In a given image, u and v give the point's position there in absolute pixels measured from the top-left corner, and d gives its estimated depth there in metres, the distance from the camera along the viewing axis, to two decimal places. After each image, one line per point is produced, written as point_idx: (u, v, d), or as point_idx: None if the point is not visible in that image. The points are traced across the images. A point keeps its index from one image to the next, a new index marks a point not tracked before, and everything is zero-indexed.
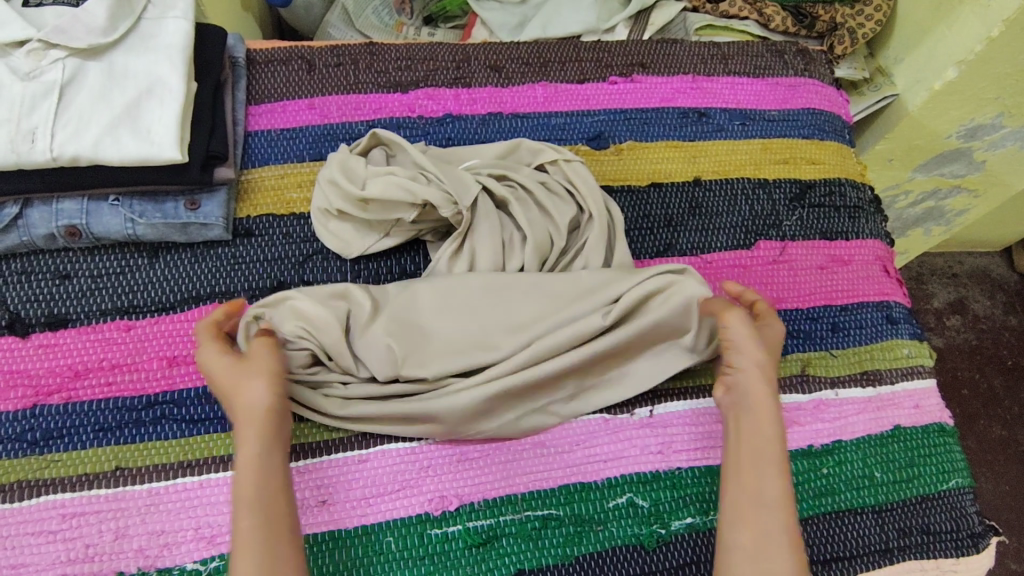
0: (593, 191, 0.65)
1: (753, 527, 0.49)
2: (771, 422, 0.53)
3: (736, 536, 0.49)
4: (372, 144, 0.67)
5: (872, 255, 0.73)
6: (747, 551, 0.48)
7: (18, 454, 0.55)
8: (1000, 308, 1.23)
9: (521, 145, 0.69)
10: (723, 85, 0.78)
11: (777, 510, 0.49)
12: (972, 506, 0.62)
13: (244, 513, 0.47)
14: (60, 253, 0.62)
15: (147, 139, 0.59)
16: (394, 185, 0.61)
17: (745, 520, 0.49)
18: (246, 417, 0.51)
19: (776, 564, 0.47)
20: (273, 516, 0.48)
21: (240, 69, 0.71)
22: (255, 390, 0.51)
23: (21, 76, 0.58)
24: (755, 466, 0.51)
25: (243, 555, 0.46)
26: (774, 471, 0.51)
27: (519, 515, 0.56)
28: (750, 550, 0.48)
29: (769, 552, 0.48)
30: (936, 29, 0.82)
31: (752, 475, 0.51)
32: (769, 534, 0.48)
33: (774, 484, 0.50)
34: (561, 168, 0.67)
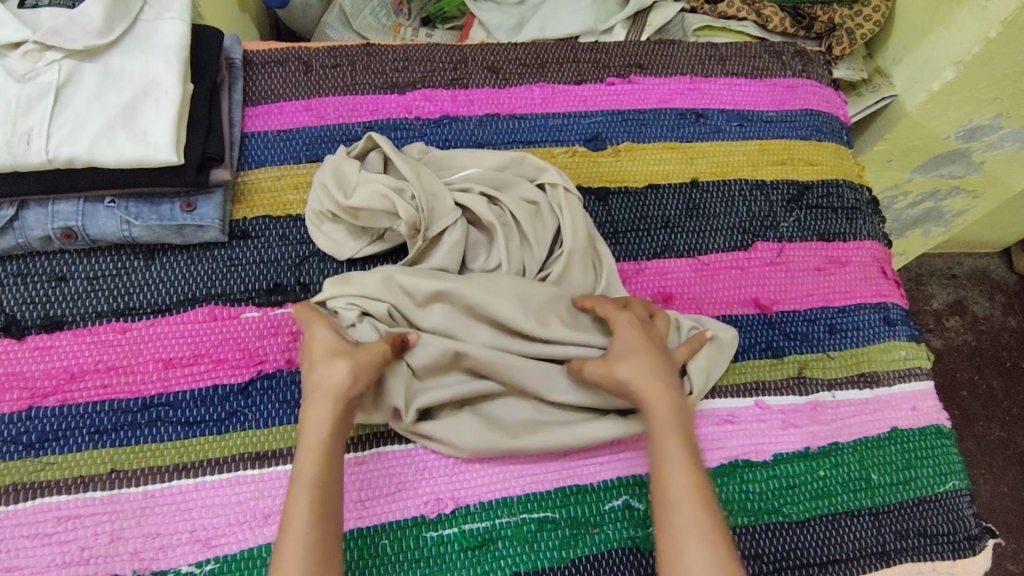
0: (576, 221, 0.63)
1: (669, 526, 0.48)
2: (666, 415, 0.53)
3: (661, 540, 0.49)
4: (370, 146, 0.66)
5: (870, 256, 0.73)
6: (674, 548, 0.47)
7: (13, 457, 0.55)
8: (1000, 309, 1.23)
9: (525, 159, 0.67)
10: (721, 86, 0.78)
11: (681, 501, 0.49)
12: (969, 508, 0.62)
13: (296, 491, 0.48)
14: (56, 255, 0.62)
15: (143, 141, 0.59)
16: (378, 197, 0.60)
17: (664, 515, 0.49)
18: (324, 395, 0.52)
19: (693, 558, 0.47)
20: (327, 518, 0.48)
21: (237, 70, 0.71)
22: (338, 369, 0.52)
23: (17, 77, 0.58)
24: (659, 468, 0.51)
25: (288, 533, 0.47)
26: (676, 467, 0.51)
27: (514, 518, 0.56)
28: (669, 549, 0.48)
29: (683, 550, 0.47)
30: (935, 29, 0.82)
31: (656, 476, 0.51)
32: (683, 531, 0.48)
33: (674, 479, 0.50)
34: (556, 192, 0.65)
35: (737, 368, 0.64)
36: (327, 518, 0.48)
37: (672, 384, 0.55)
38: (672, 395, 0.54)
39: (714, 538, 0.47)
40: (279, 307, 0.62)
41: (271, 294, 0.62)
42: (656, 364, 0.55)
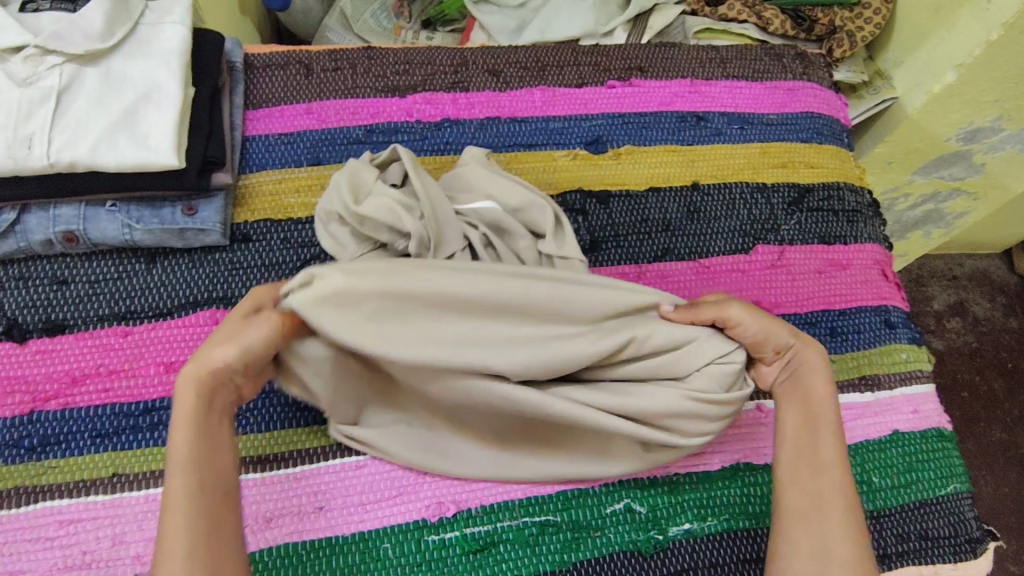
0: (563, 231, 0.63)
1: (796, 521, 0.49)
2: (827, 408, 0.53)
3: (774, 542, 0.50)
4: (392, 157, 0.64)
5: (871, 259, 0.73)
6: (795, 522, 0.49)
7: (14, 460, 0.55)
8: (1001, 311, 1.23)
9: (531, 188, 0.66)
10: (722, 89, 0.78)
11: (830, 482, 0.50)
12: (970, 511, 0.62)
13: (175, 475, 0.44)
14: (58, 259, 0.62)
15: (144, 144, 0.59)
16: (387, 209, 0.58)
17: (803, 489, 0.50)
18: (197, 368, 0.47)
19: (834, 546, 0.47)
20: (207, 500, 0.44)
21: (238, 73, 0.71)
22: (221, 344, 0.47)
23: (18, 82, 0.58)
24: (799, 463, 0.52)
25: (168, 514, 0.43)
26: (830, 450, 0.51)
27: (516, 522, 0.56)
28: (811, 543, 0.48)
29: (818, 543, 0.48)
30: (936, 31, 0.82)
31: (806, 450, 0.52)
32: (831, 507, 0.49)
33: (823, 455, 0.51)
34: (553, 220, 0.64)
35: None
36: (205, 498, 0.44)
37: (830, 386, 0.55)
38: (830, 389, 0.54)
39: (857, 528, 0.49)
40: None
41: None
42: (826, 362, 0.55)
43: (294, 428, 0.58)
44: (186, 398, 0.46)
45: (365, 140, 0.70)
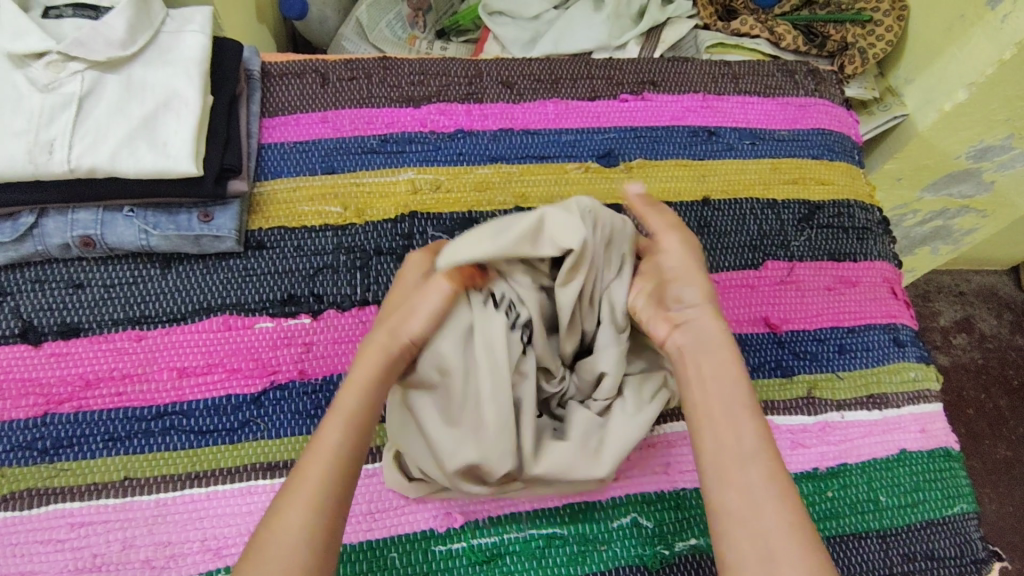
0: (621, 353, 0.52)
1: (742, 487, 0.46)
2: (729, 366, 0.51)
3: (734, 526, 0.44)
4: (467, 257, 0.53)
5: (880, 276, 0.73)
6: (736, 521, 0.45)
7: (28, 462, 0.56)
8: (1008, 328, 1.22)
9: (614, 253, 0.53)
10: (734, 104, 0.78)
11: (757, 460, 0.46)
12: (977, 532, 0.62)
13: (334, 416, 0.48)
14: (74, 262, 0.63)
15: (163, 152, 0.60)
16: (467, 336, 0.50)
17: (730, 479, 0.46)
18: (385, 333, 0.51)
19: (769, 518, 0.44)
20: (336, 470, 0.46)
21: (255, 82, 0.71)
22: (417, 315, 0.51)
23: (40, 87, 0.59)
24: (726, 423, 0.48)
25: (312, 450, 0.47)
26: (740, 417, 0.48)
27: (523, 534, 0.56)
28: (743, 513, 0.45)
29: (757, 513, 0.44)
30: (948, 49, 0.83)
31: (726, 428, 0.48)
32: (755, 488, 0.45)
33: (744, 421, 0.48)
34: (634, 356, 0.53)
35: None
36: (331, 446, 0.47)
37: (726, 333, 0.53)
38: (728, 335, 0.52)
39: (786, 493, 0.45)
40: (293, 318, 0.62)
41: (285, 304, 0.63)
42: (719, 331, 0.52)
43: (302, 434, 0.58)
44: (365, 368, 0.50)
45: (379, 150, 0.70)
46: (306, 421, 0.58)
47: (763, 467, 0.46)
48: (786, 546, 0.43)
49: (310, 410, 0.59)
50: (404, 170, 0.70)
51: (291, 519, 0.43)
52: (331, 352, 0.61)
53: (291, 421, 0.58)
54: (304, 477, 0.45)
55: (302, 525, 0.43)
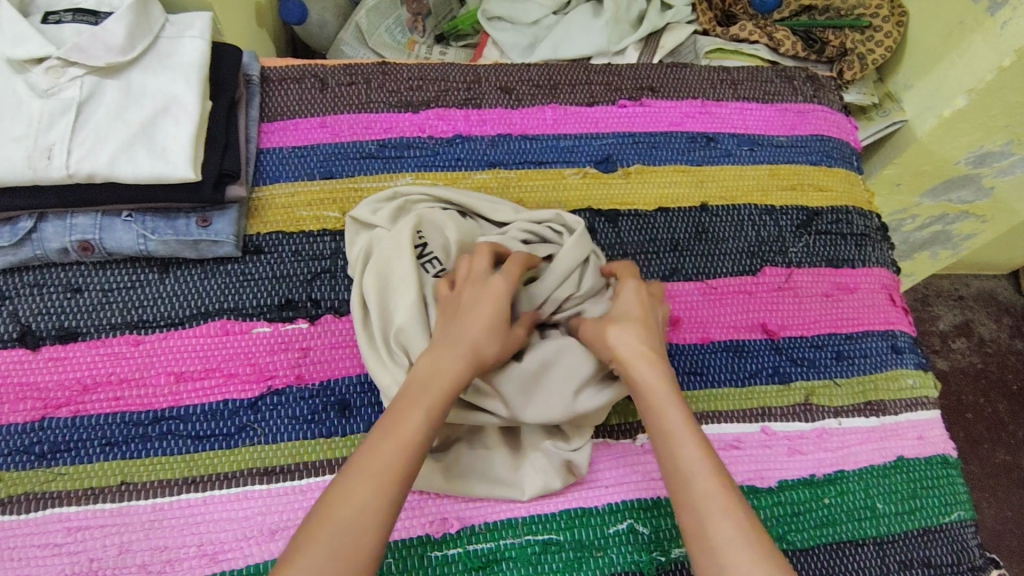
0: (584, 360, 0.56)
1: (688, 503, 0.45)
2: (665, 390, 0.50)
3: (692, 547, 0.44)
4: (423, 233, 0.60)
5: (878, 283, 0.73)
6: (695, 538, 0.44)
7: (26, 466, 0.56)
8: (1007, 332, 1.22)
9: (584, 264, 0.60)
10: (732, 110, 0.79)
11: (700, 473, 0.46)
12: (974, 539, 0.62)
13: (408, 411, 0.47)
14: (72, 267, 0.63)
15: (162, 158, 0.60)
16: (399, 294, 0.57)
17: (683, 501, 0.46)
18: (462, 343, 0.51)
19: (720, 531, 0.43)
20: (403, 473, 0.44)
21: (254, 86, 0.72)
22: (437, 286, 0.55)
23: (39, 93, 0.59)
24: (666, 447, 0.48)
25: (378, 442, 0.45)
26: (683, 431, 0.48)
27: (519, 540, 0.56)
28: (694, 531, 0.45)
29: (708, 527, 0.44)
30: (948, 56, 0.83)
31: (669, 451, 0.48)
32: (703, 503, 0.45)
33: (686, 442, 0.48)
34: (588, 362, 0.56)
35: (743, 394, 0.65)
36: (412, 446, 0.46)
37: (660, 355, 0.53)
38: (661, 361, 0.52)
39: (733, 504, 0.45)
40: (290, 323, 0.62)
41: (282, 309, 0.63)
42: (655, 352, 0.53)
43: (300, 439, 0.58)
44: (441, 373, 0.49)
45: (377, 155, 0.70)
46: (304, 426, 0.58)
47: (708, 480, 0.46)
48: (742, 558, 0.42)
49: (307, 415, 0.59)
50: (402, 176, 0.70)
51: (367, 499, 0.43)
52: (328, 357, 0.61)
53: (287, 425, 0.58)
54: (377, 461, 0.44)
55: (376, 505, 0.43)
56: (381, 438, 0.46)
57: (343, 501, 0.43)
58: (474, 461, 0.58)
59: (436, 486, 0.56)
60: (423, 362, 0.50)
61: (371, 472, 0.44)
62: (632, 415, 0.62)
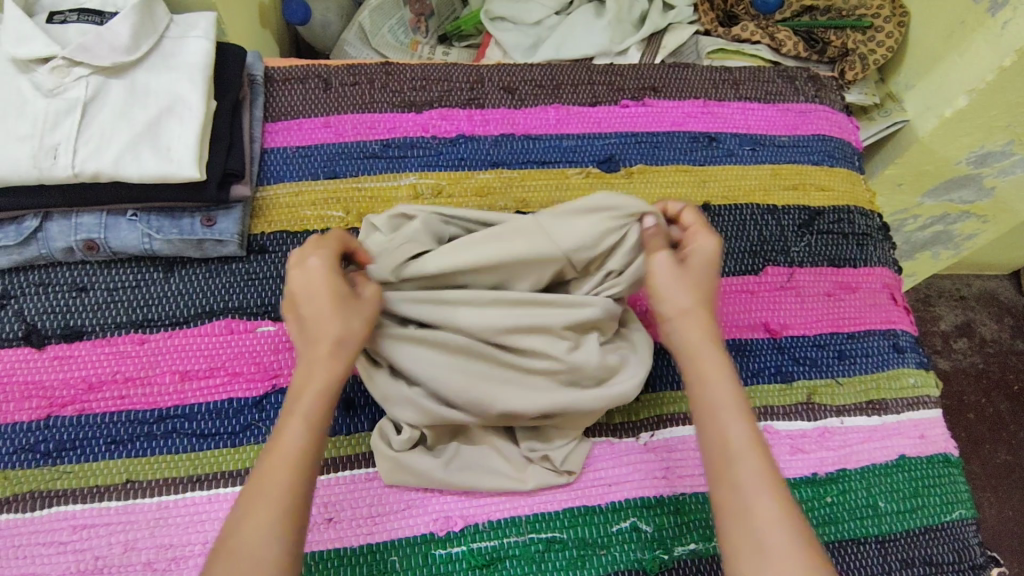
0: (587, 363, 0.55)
1: (729, 481, 0.45)
2: (712, 361, 0.50)
3: (727, 526, 0.44)
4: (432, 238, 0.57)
5: (880, 282, 0.73)
6: (731, 513, 0.44)
7: (32, 464, 0.56)
8: (1008, 332, 1.23)
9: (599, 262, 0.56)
10: (734, 110, 0.79)
11: (747, 454, 0.46)
12: (975, 537, 0.62)
13: (288, 424, 0.46)
14: (78, 266, 0.63)
15: (166, 157, 0.60)
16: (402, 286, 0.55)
17: (722, 478, 0.46)
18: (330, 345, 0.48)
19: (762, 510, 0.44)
20: (299, 484, 0.44)
21: (258, 86, 0.72)
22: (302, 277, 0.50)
23: (44, 93, 0.60)
24: (713, 418, 0.48)
25: (266, 461, 0.45)
26: (733, 413, 0.48)
27: (523, 538, 0.56)
28: (732, 506, 0.44)
29: (750, 504, 0.44)
30: (948, 56, 0.83)
31: (715, 425, 0.47)
32: (745, 481, 0.45)
33: (734, 421, 0.47)
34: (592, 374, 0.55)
35: (746, 393, 0.65)
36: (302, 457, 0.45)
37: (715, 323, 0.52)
38: (714, 333, 0.52)
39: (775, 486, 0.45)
40: None
41: None
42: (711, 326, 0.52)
43: None
44: (314, 378, 0.47)
45: (381, 155, 0.70)
46: None
47: (756, 474, 0.45)
48: (782, 538, 0.42)
49: None
50: (406, 175, 0.70)
51: (257, 524, 0.42)
52: None
53: None
54: (269, 482, 0.43)
55: (268, 524, 0.42)
56: (267, 457, 0.45)
57: (238, 532, 0.42)
58: (474, 455, 0.58)
59: (433, 477, 0.56)
60: (303, 374, 0.48)
61: (262, 495, 0.43)
62: (635, 413, 0.63)
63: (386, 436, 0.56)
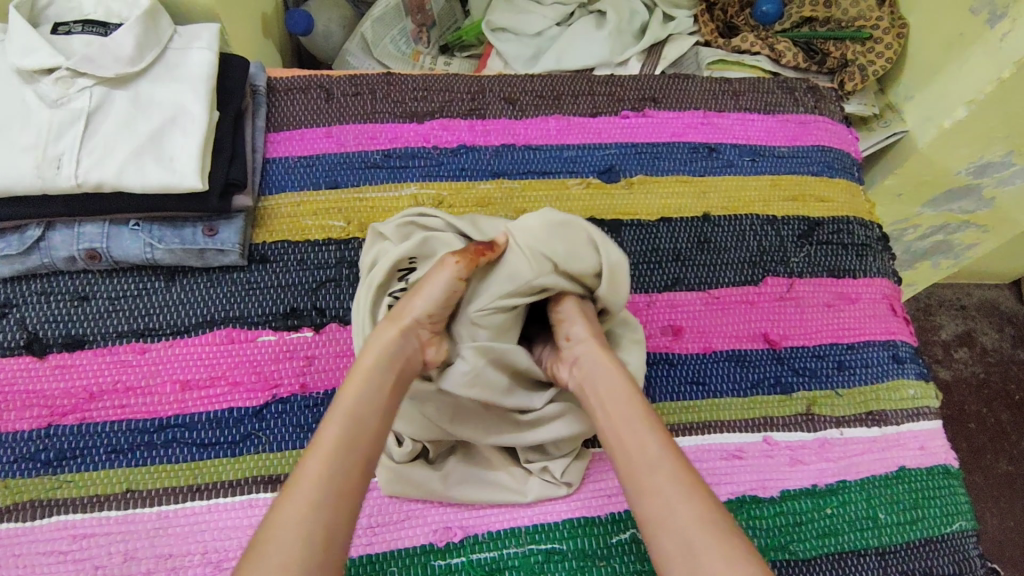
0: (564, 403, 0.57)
1: (648, 491, 0.46)
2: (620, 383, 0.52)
3: (657, 539, 0.44)
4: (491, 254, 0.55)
5: (880, 293, 0.73)
6: (654, 523, 0.45)
7: (32, 473, 0.56)
8: (1009, 342, 1.22)
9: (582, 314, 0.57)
10: (734, 121, 0.79)
11: (662, 461, 0.47)
12: (975, 550, 0.62)
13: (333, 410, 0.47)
14: (79, 275, 0.63)
15: (169, 167, 0.60)
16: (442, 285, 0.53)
17: (642, 490, 0.46)
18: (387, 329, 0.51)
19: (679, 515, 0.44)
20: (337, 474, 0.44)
21: (260, 97, 0.72)
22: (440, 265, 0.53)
23: (48, 103, 0.60)
24: (625, 431, 0.49)
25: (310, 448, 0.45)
26: (663, 465, 0.47)
27: (522, 549, 0.56)
28: (652, 516, 0.45)
29: (669, 508, 0.45)
30: (948, 67, 0.83)
31: (629, 440, 0.49)
32: (660, 490, 0.46)
33: (648, 435, 0.49)
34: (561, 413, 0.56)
35: (745, 403, 0.65)
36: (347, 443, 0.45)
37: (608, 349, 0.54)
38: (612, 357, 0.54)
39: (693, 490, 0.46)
40: (295, 331, 0.63)
41: (287, 318, 0.63)
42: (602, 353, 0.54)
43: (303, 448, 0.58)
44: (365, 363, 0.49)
45: (382, 165, 0.71)
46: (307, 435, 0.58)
47: (669, 481, 0.46)
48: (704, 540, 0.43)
49: (310, 424, 0.59)
50: (406, 186, 0.70)
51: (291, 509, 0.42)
52: (332, 365, 0.62)
53: (293, 434, 0.59)
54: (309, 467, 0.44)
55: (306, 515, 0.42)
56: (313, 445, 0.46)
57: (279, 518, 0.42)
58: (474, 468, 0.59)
59: (432, 491, 0.57)
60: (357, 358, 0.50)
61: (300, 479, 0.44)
62: None
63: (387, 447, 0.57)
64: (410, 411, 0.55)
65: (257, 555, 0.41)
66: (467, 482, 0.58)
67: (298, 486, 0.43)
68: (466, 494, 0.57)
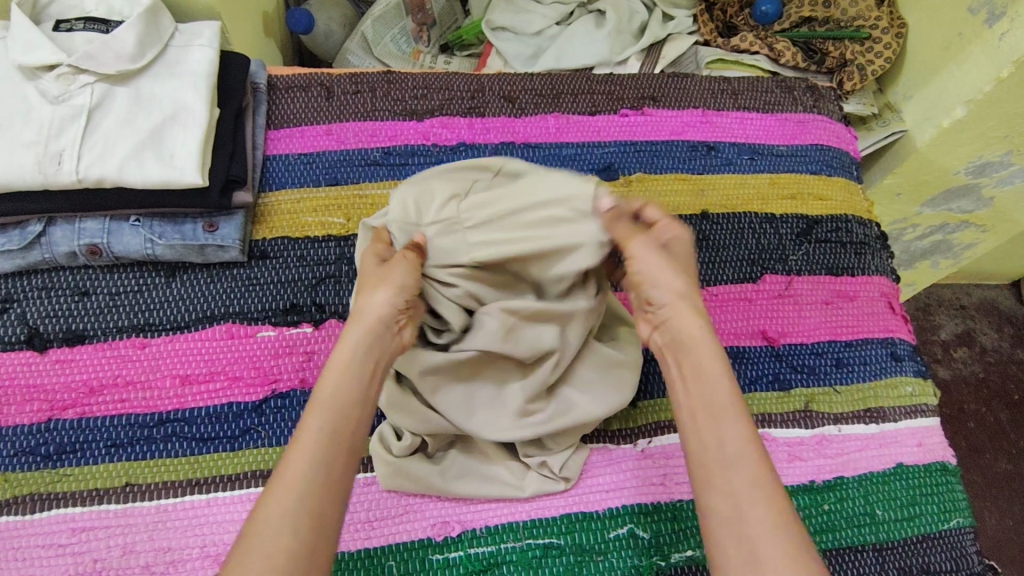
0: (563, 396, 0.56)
1: (721, 487, 0.44)
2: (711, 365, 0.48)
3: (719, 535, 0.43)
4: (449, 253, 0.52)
5: (878, 291, 0.73)
6: (720, 520, 0.43)
7: (32, 467, 0.56)
8: (1009, 342, 1.22)
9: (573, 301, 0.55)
10: (733, 120, 0.79)
11: (741, 460, 0.44)
12: (972, 546, 0.62)
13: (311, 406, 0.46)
14: (80, 271, 0.64)
15: (170, 163, 0.61)
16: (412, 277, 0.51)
17: (711, 482, 0.44)
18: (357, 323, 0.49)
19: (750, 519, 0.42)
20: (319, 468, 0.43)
21: (260, 94, 0.73)
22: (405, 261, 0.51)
23: (50, 100, 0.61)
24: (709, 419, 0.46)
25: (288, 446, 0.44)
26: (748, 467, 0.44)
27: (520, 543, 0.56)
28: (721, 514, 0.43)
29: (740, 509, 0.42)
30: (947, 67, 0.83)
31: (708, 430, 0.46)
32: (735, 489, 0.43)
33: (730, 428, 0.45)
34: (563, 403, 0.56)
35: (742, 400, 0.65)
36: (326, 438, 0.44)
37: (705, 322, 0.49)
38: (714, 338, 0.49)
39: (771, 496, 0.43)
40: (295, 327, 0.63)
41: (287, 314, 0.64)
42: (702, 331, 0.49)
43: None
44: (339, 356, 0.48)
45: (382, 162, 0.71)
46: None
47: (749, 481, 0.43)
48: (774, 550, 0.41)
49: None
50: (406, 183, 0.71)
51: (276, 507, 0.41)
52: None
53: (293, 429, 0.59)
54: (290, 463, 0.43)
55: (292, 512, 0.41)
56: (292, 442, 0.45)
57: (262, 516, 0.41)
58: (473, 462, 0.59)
59: (431, 485, 0.56)
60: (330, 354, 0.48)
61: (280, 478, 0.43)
62: (633, 420, 0.63)
63: (386, 442, 0.57)
64: (408, 405, 0.55)
65: (241, 554, 0.40)
66: (465, 477, 0.58)
67: (280, 482, 0.43)
68: (464, 488, 0.57)
